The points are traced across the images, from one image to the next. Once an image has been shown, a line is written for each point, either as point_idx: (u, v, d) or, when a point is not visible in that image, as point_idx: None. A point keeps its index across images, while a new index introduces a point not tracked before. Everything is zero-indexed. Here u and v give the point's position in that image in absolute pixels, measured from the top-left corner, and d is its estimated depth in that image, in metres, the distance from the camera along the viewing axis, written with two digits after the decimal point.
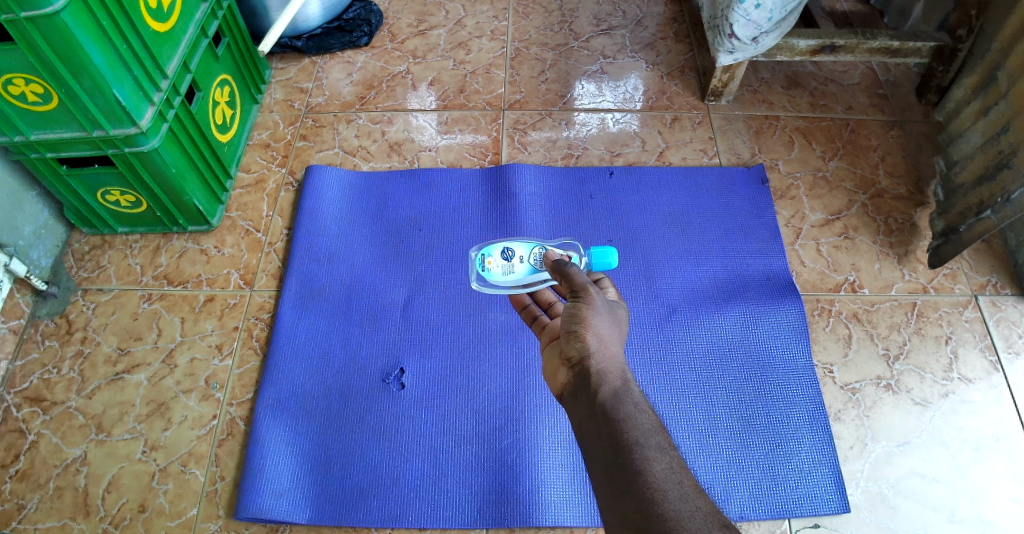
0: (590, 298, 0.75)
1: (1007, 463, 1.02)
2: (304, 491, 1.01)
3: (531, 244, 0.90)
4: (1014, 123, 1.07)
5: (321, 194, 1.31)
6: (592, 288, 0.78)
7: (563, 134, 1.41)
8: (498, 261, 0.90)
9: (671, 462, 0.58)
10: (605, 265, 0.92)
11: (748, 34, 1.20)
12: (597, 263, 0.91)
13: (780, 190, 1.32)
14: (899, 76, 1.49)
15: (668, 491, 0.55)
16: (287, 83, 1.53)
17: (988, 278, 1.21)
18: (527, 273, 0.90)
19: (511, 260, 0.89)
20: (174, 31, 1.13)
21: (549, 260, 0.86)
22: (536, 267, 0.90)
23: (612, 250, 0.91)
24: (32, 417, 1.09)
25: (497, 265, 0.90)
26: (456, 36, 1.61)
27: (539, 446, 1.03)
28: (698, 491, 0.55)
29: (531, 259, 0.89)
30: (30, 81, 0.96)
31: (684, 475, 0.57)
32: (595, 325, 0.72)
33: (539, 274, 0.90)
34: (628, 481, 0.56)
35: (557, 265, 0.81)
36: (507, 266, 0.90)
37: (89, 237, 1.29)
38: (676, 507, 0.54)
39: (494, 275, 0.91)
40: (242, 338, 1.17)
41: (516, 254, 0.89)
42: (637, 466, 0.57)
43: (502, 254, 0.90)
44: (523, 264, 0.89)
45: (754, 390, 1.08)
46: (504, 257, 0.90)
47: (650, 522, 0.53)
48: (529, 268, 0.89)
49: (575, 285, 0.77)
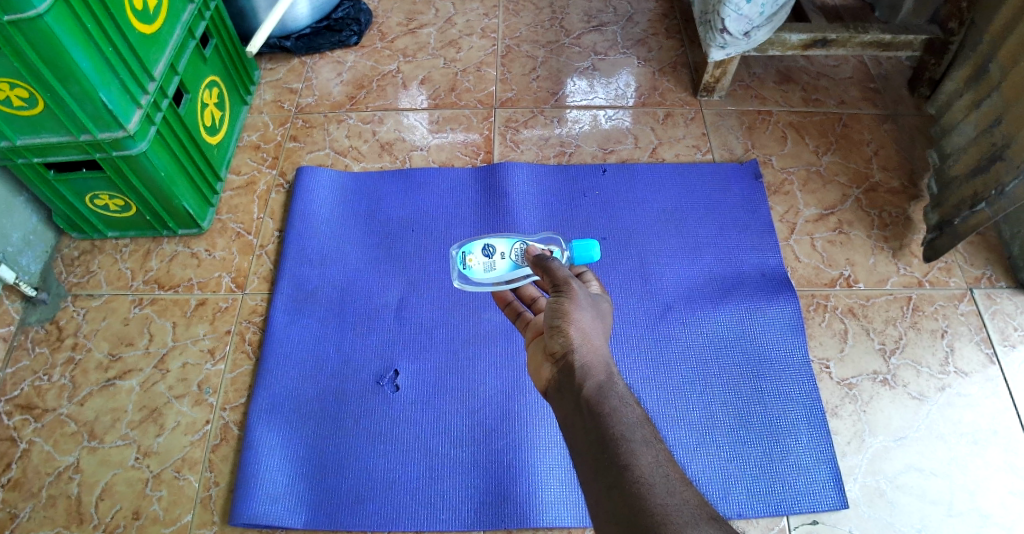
0: (572, 292, 0.75)
1: (1005, 456, 1.02)
2: (299, 496, 1.00)
3: (511, 239, 0.89)
4: (1007, 114, 1.07)
5: (312, 196, 1.30)
6: (574, 281, 0.78)
7: (555, 131, 1.40)
8: (479, 258, 0.89)
9: (657, 455, 0.57)
10: (587, 258, 0.90)
11: (740, 29, 1.19)
12: (580, 256, 0.89)
13: (774, 186, 1.32)
14: (890, 70, 1.48)
15: (655, 485, 0.54)
16: (276, 83, 1.52)
17: (983, 270, 1.21)
18: (508, 270, 0.89)
19: (492, 257, 0.89)
20: (160, 33, 1.11)
21: (530, 256, 0.86)
22: (518, 263, 0.89)
23: (595, 243, 0.89)
24: (24, 425, 1.08)
25: (478, 263, 0.89)
26: (446, 34, 1.60)
27: (536, 446, 1.03)
28: (685, 483, 0.55)
29: (512, 255, 0.89)
30: (15, 85, 0.94)
31: (670, 469, 0.56)
32: (577, 319, 0.72)
33: (520, 269, 0.89)
34: (614, 475, 0.56)
35: (539, 260, 0.80)
36: (488, 263, 0.89)
37: (79, 242, 1.28)
38: (664, 500, 0.53)
39: (475, 273, 0.89)
40: (234, 342, 1.16)
41: (496, 251, 0.89)
42: (623, 460, 0.57)
43: (483, 251, 0.89)
44: (504, 261, 0.89)
45: (751, 388, 1.08)
46: (485, 254, 0.89)
47: (635, 515, 0.52)
48: (511, 264, 0.89)
49: (556, 280, 0.77)
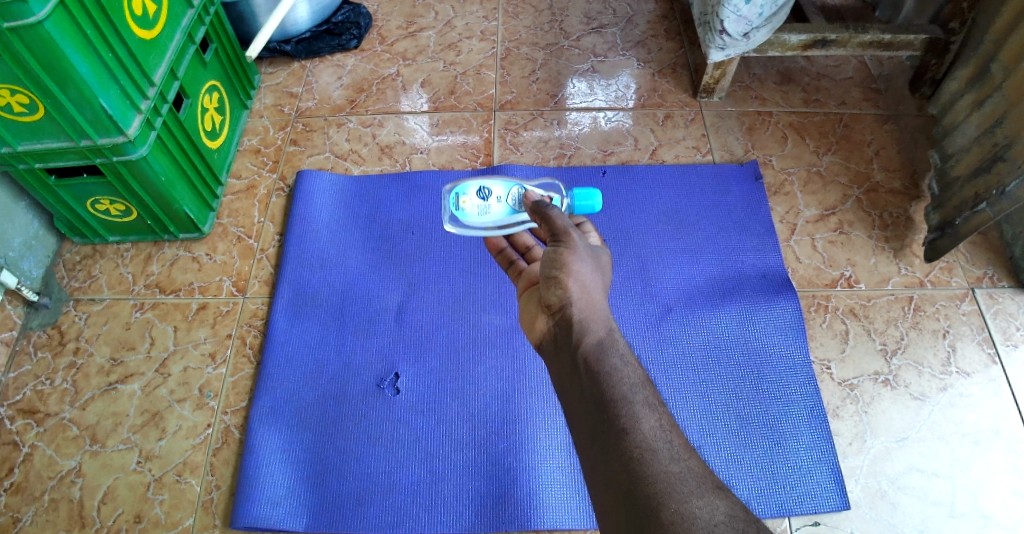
0: (572, 242, 0.74)
1: (1007, 457, 1.02)
2: (300, 500, 1.00)
3: (509, 184, 0.88)
4: (1009, 114, 1.06)
5: (313, 199, 1.30)
6: (573, 231, 0.76)
7: (555, 133, 1.40)
8: (473, 201, 0.87)
9: (659, 419, 0.59)
10: (588, 208, 0.88)
11: (739, 30, 1.20)
12: (580, 204, 0.87)
13: (774, 186, 1.32)
14: (890, 70, 1.48)
15: (659, 450, 0.56)
16: (276, 88, 1.53)
17: (985, 270, 1.20)
18: (503, 214, 0.89)
19: (487, 200, 0.87)
20: (160, 38, 1.12)
21: (530, 200, 0.82)
22: (514, 208, 0.89)
23: (596, 191, 0.87)
24: (26, 429, 1.09)
25: (472, 205, 0.87)
26: (446, 37, 1.61)
27: (536, 449, 1.02)
28: (688, 450, 0.56)
29: (509, 199, 0.88)
30: (15, 92, 0.94)
31: (673, 434, 0.58)
32: (577, 271, 0.72)
33: (515, 214, 0.89)
34: (615, 440, 0.57)
35: (536, 206, 0.78)
36: (482, 206, 0.87)
37: (80, 247, 1.28)
38: (667, 467, 0.54)
39: (468, 215, 0.88)
40: (235, 345, 1.16)
41: (492, 194, 0.87)
42: (623, 423, 0.58)
43: (478, 194, 0.87)
44: (500, 204, 0.88)
45: (752, 390, 1.07)
46: (480, 197, 0.87)
47: (635, 484, 0.54)
48: (506, 208, 0.88)
49: (556, 230, 0.75)
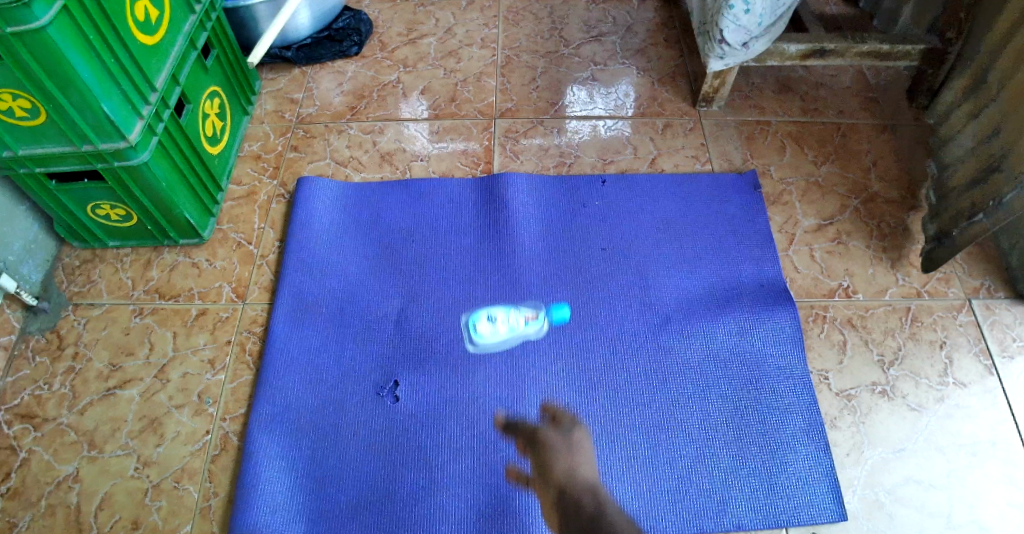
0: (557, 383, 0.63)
1: (1003, 468, 1.02)
2: (299, 508, 1.00)
3: (508, 308, 1.17)
4: (1004, 127, 1.07)
5: (313, 206, 1.30)
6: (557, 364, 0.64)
7: (555, 141, 1.41)
8: (484, 325, 1.15)
9: None
10: (559, 318, 1.16)
11: (738, 39, 1.20)
12: (553, 316, 1.15)
13: (773, 196, 1.32)
14: (888, 81, 1.49)
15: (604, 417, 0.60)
16: (277, 93, 1.53)
17: (982, 281, 1.21)
18: (506, 337, 1.14)
19: (494, 322, 1.15)
20: (162, 44, 1.12)
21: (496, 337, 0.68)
22: (513, 329, 1.14)
23: (564, 305, 1.16)
24: (24, 434, 1.08)
25: (484, 328, 1.15)
26: (446, 44, 1.61)
27: (536, 458, 1.03)
28: None
29: (509, 320, 1.15)
30: (18, 96, 0.95)
31: None
32: None
33: (516, 337, 1.14)
34: None
35: None
36: (492, 329, 1.14)
37: (79, 251, 1.28)
38: None
39: (481, 337, 1.14)
40: (235, 352, 1.16)
41: (497, 316, 1.16)
42: None
43: (487, 319, 1.15)
44: (503, 326, 1.15)
45: (751, 400, 1.08)
46: (489, 321, 1.15)
47: None
48: (507, 329, 1.14)
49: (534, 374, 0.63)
